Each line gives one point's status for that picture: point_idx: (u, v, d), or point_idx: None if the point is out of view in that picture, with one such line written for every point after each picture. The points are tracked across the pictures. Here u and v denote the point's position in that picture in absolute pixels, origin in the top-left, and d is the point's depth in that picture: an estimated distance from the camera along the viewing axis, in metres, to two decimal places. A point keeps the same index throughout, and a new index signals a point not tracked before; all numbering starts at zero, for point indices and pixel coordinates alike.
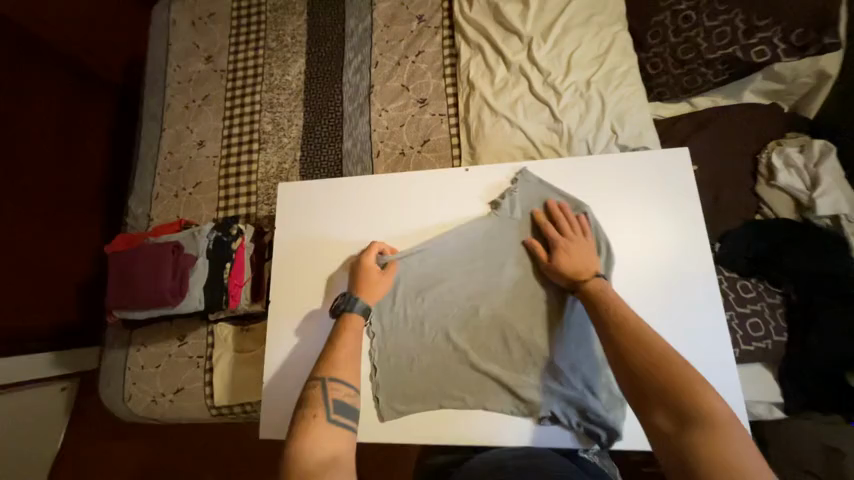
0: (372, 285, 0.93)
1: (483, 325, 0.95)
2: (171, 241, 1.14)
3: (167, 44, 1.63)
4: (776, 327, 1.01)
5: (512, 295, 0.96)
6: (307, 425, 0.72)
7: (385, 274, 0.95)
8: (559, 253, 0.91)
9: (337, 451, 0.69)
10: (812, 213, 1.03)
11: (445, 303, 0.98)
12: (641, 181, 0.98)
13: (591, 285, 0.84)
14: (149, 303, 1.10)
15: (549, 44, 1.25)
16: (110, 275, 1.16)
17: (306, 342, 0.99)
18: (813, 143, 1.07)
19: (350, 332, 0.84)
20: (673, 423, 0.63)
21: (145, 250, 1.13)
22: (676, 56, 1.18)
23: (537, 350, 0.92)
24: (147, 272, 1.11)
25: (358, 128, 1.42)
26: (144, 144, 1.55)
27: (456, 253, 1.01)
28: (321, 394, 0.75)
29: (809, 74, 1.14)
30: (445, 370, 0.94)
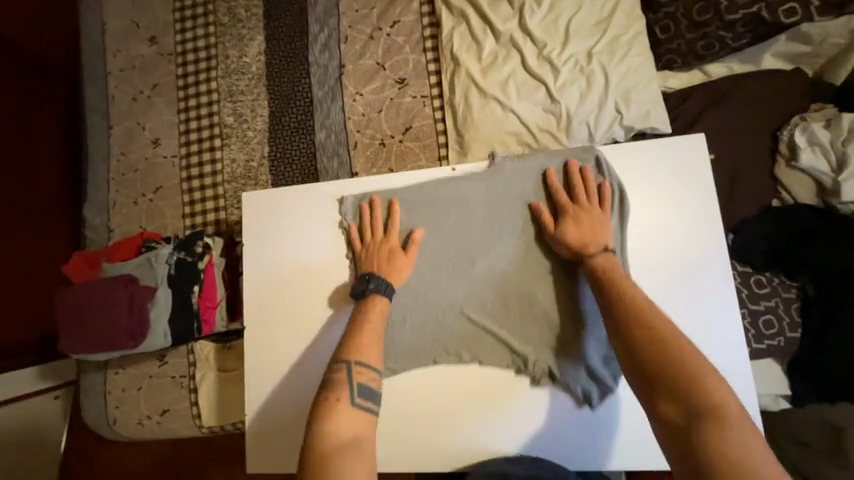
0: (399, 266, 0.86)
1: (480, 315, 0.87)
2: (123, 274, 1.02)
3: (102, 23, 1.40)
4: (790, 323, 0.95)
5: (507, 277, 0.86)
6: (329, 408, 0.70)
7: (407, 253, 0.87)
8: (569, 222, 0.81)
9: (361, 433, 0.68)
10: (836, 199, 0.93)
11: (433, 271, 0.88)
12: (653, 165, 0.87)
13: (599, 261, 0.77)
14: (110, 343, 1.01)
15: (544, 9, 1.07)
16: (63, 318, 1.05)
17: (287, 324, 0.93)
18: (842, 117, 0.94)
19: (376, 314, 0.81)
20: (682, 416, 0.60)
21: (96, 288, 1.02)
22: (690, 18, 1.02)
23: (537, 307, 0.84)
24: (101, 313, 1.00)
25: (331, 116, 1.26)
26: (92, 145, 1.38)
27: (447, 211, 0.90)
28: (346, 376, 0.73)
29: (841, 34, 1.00)
30: (438, 341, 0.86)
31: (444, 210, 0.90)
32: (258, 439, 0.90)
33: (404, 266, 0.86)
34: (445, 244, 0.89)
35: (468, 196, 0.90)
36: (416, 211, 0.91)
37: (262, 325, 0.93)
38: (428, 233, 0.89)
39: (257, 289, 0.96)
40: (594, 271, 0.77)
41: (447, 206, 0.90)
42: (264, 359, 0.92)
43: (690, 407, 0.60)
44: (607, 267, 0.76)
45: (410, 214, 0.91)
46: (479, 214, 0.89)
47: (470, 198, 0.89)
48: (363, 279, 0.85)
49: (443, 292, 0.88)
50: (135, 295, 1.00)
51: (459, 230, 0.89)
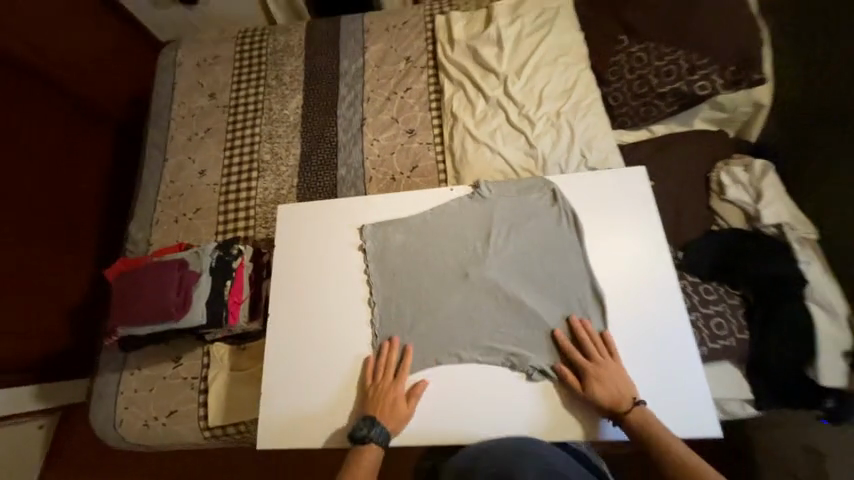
0: (398, 416, 0.95)
1: (473, 313, 1.04)
2: (177, 259, 1.23)
3: (173, 82, 1.76)
4: (738, 325, 1.10)
5: (497, 280, 1.06)
6: None
7: (408, 404, 0.97)
8: (594, 385, 0.92)
9: None
10: (759, 223, 1.16)
11: (436, 275, 1.09)
12: (606, 189, 1.11)
13: (635, 415, 0.89)
14: (155, 317, 1.17)
15: (523, 81, 1.41)
16: (118, 295, 1.23)
17: (313, 315, 1.10)
18: (755, 163, 1.23)
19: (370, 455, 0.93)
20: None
21: (152, 269, 1.21)
22: (632, 90, 1.35)
23: (520, 304, 1.03)
24: (154, 288, 1.19)
25: (352, 156, 1.53)
26: (146, 174, 1.63)
27: (442, 226, 1.13)
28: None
29: (747, 105, 1.31)
30: (436, 334, 1.04)
31: (442, 220, 1.14)
32: (275, 421, 1.02)
33: (404, 417, 0.95)
34: (442, 246, 1.11)
35: (459, 209, 1.15)
36: (419, 222, 1.15)
37: (288, 310, 1.12)
38: (429, 238, 1.13)
39: (287, 287, 1.15)
40: (633, 427, 0.89)
41: (442, 221, 1.14)
42: (289, 347, 1.08)
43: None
44: (643, 421, 0.88)
45: (413, 223, 1.15)
46: (470, 223, 1.12)
47: (461, 211, 1.14)
48: (363, 425, 0.94)
49: (441, 285, 1.08)
50: (184, 277, 1.20)
51: (454, 235, 1.12)
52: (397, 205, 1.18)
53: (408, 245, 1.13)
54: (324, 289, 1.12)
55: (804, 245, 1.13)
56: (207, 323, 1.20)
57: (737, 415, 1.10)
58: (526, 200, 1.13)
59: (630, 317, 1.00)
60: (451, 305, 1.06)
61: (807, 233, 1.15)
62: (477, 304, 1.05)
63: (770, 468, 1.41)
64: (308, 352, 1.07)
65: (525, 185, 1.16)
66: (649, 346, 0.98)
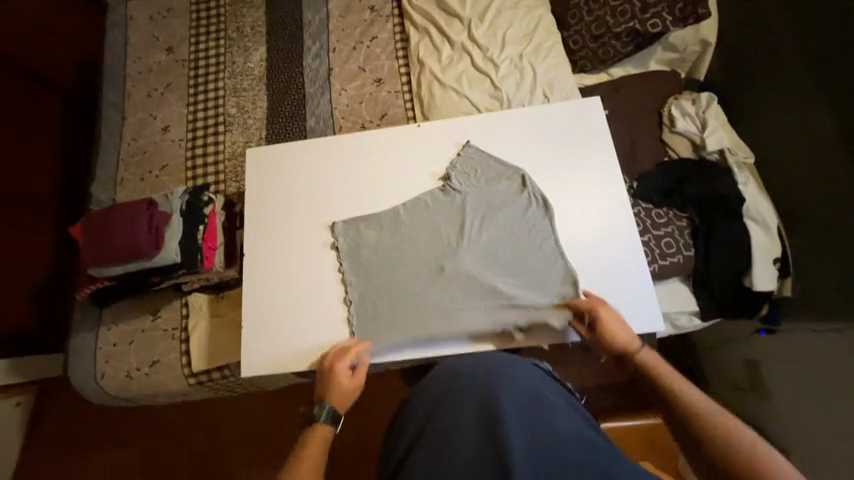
0: (343, 391, 0.97)
1: (451, 293, 1.05)
2: (146, 199, 1.24)
3: (126, 36, 1.68)
4: (685, 243, 1.21)
5: (471, 261, 1.06)
6: None
7: (354, 377, 0.99)
8: (609, 331, 0.97)
9: None
10: (704, 151, 1.27)
11: (410, 256, 1.09)
12: (564, 122, 1.17)
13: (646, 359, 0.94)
14: (130, 255, 1.18)
15: (486, 24, 1.43)
16: (86, 236, 1.23)
17: (290, 303, 1.10)
18: (701, 97, 1.33)
19: (314, 446, 0.88)
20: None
21: (121, 209, 1.22)
22: (591, 32, 1.39)
23: (500, 292, 1.03)
24: (123, 226, 1.19)
25: (320, 107, 1.52)
26: (105, 132, 1.58)
27: (415, 217, 1.12)
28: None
29: (695, 42, 1.40)
30: (414, 319, 1.03)
31: (414, 205, 1.13)
32: (259, 359, 1.06)
33: (347, 392, 0.97)
34: (413, 230, 1.11)
35: (430, 202, 1.13)
36: (391, 217, 1.12)
37: (261, 256, 1.14)
38: (403, 234, 1.11)
39: (262, 233, 1.16)
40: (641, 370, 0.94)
41: (414, 212, 1.12)
42: (266, 318, 1.09)
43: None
44: (653, 364, 0.93)
45: (386, 219, 1.12)
46: (441, 212, 1.11)
47: (431, 199, 1.13)
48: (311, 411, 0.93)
49: (417, 278, 1.07)
50: (154, 216, 1.22)
51: (426, 227, 1.11)
52: (368, 197, 1.16)
53: (381, 240, 1.11)
54: (298, 242, 1.14)
55: (742, 168, 1.23)
56: (182, 262, 1.23)
57: (685, 327, 1.23)
58: (497, 190, 1.12)
59: (595, 276, 1.05)
60: (427, 296, 1.05)
61: (744, 157, 1.28)
62: (453, 295, 1.04)
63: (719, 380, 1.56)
64: (284, 293, 1.11)
65: (494, 173, 1.14)
66: (607, 271, 1.05)
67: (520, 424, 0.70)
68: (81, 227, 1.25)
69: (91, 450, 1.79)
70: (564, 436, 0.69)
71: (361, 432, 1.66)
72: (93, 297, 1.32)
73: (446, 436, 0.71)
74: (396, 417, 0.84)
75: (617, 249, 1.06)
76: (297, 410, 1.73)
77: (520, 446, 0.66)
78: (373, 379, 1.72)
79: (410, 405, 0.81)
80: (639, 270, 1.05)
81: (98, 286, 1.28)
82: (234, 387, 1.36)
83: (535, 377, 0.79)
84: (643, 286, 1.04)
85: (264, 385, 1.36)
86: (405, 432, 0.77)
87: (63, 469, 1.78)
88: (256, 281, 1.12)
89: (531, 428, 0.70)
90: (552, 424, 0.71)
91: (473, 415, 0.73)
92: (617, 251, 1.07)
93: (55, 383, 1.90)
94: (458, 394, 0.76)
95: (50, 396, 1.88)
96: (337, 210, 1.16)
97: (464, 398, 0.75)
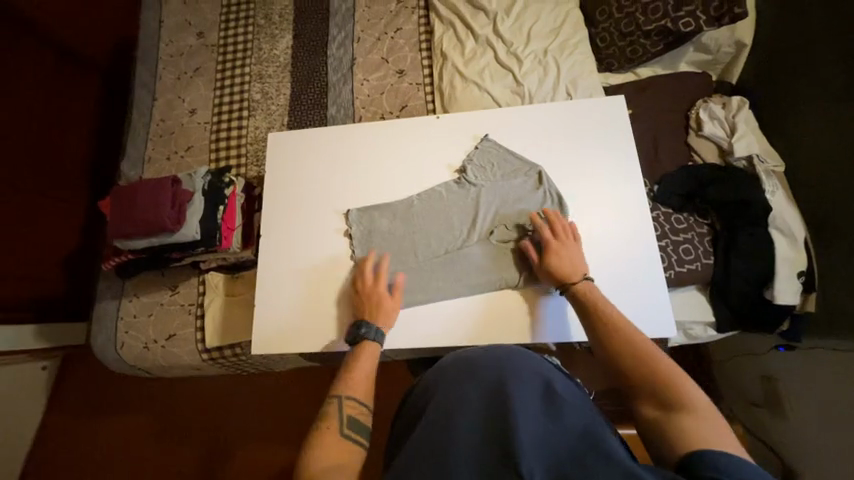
0: (386, 311, 0.99)
1: (458, 281, 1.06)
2: (168, 176, 1.28)
3: (160, 20, 1.73)
4: (704, 251, 1.18)
5: (482, 254, 1.07)
6: (319, 434, 0.78)
7: (393, 298, 1.01)
8: (548, 251, 0.97)
9: (342, 462, 0.74)
10: (731, 157, 1.23)
11: (421, 243, 1.10)
12: (587, 120, 1.15)
13: (580, 287, 0.91)
14: (153, 229, 1.22)
15: (512, 19, 1.42)
16: (113, 210, 1.28)
17: (302, 284, 1.12)
18: (732, 100, 1.28)
19: (367, 356, 0.91)
20: (656, 408, 0.71)
21: (146, 184, 1.27)
22: (620, 29, 1.36)
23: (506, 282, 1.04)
24: (148, 201, 1.23)
25: (342, 96, 1.53)
26: (136, 112, 1.64)
27: (428, 209, 1.12)
28: (337, 409, 0.81)
29: (730, 43, 1.36)
30: (421, 303, 1.06)
31: (427, 196, 1.13)
32: (270, 337, 1.09)
33: (390, 311, 0.99)
34: (426, 221, 1.11)
35: (444, 195, 1.13)
36: (403, 207, 1.13)
37: (276, 238, 1.17)
38: (416, 224, 1.11)
39: (277, 220, 1.19)
40: (575, 296, 0.91)
41: (428, 203, 1.13)
42: (279, 298, 1.12)
43: (663, 398, 0.70)
44: (586, 293, 0.90)
45: (399, 208, 1.13)
46: (457, 205, 1.12)
47: (446, 193, 1.13)
48: (360, 325, 0.96)
49: (425, 266, 1.08)
50: (177, 193, 1.26)
51: (440, 221, 1.11)
52: (384, 187, 1.17)
53: (393, 230, 1.12)
54: (314, 229, 1.16)
55: (771, 176, 1.18)
56: (200, 240, 1.27)
57: (698, 337, 1.21)
58: (512, 188, 1.11)
59: (606, 275, 1.03)
60: (434, 286, 1.06)
61: (774, 166, 1.23)
62: (460, 283, 1.05)
63: (731, 394, 1.52)
64: (295, 272, 1.14)
65: (510, 168, 1.13)
66: (622, 275, 1.03)
67: (526, 410, 0.69)
68: (111, 201, 1.30)
69: (109, 416, 1.88)
70: (571, 427, 0.68)
71: None
72: (117, 268, 1.37)
73: (449, 414, 0.72)
74: (409, 395, 0.86)
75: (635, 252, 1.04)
76: (303, 391, 1.78)
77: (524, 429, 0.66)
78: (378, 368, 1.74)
79: (421, 385, 0.84)
80: (654, 277, 1.03)
81: (122, 258, 1.33)
82: (244, 365, 1.40)
83: (544, 369, 0.78)
84: (658, 292, 1.02)
85: (273, 365, 1.39)
86: (415, 412, 0.80)
87: (82, 431, 1.88)
88: (271, 264, 1.15)
89: (537, 417, 0.69)
90: (559, 413, 0.69)
91: (478, 397, 0.73)
92: (631, 253, 1.05)
93: (79, 350, 1.99)
94: (464, 377, 0.77)
95: (74, 361, 1.98)
96: (354, 200, 1.17)
97: (468, 379, 0.76)
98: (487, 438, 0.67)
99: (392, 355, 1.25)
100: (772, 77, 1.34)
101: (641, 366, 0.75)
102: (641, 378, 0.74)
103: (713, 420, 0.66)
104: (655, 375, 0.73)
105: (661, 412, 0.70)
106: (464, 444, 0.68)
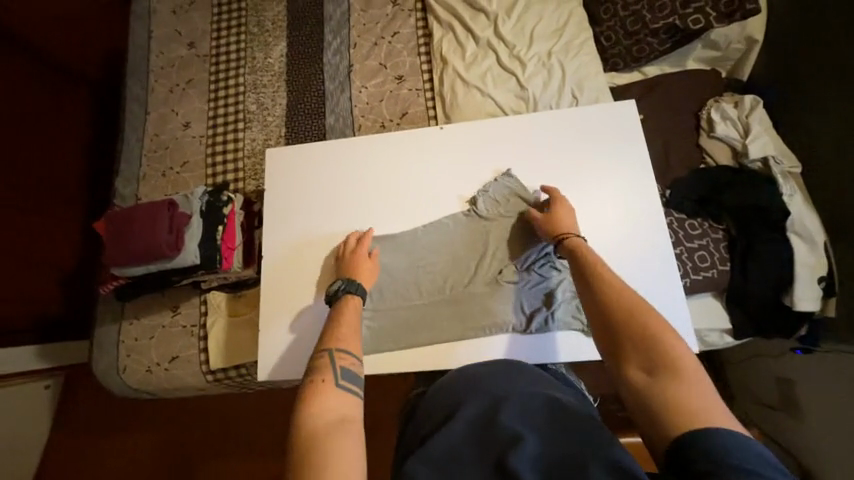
0: (365, 270, 1.01)
1: (463, 319, 1.03)
2: (166, 199, 1.25)
3: (149, 32, 1.68)
4: (720, 258, 1.15)
5: (487, 290, 1.04)
6: (314, 388, 0.73)
7: (371, 260, 1.03)
8: (556, 209, 0.99)
9: (345, 415, 0.70)
10: (746, 158, 1.19)
11: (427, 279, 1.08)
12: (596, 125, 1.11)
13: (571, 242, 0.90)
14: (152, 256, 1.20)
15: (514, 20, 1.37)
16: (108, 236, 1.24)
17: (307, 313, 1.08)
18: (744, 99, 1.24)
19: (352, 309, 0.90)
20: (645, 375, 0.66)
21: (143, 208, 1.24)
22: (625, 28, 1.32)
23: (515, 324, 1.01)
24: (146, 225, 1.20)
25: (340, 104, 1.49)
26: (129, 128, 1.59)
27: (435, 241, 1.09)
28: (329, 361, 0.77)
29: (740, 40, 1.31)
30: (428, 334, 1.03)
31: (432, 228, 1.10)
32: (274, 363, 1.06)
33: (370, 270, 1.02)
34: (437, 255, 1.08)
35: (453, 226, 1.09)
36: (410, 237, 1.09)
37: (281, 258, 1.13)
38: (421, 255, 1.08)
39: (280, 243, 1.15)
40: (568, 254, 0.89)
41: (436, 234, 1.09)
42: (282, 324, 1.09)
43: (654, 364, 0.65)
44: (577, 247, 0.89)
45: (405, 239, 1.09)
46: (471, 231, 1.08)
47: (454, 222, 1.09)
48: (342, 283, 0.95)
49: (431, 303, 1.06)
50: (174, 217, 1.22)
51: (447, 251, 1.08)
52: (389, 217, 1.12)
53: (399, 265, 1.08)
54: (318, 249, 1.12)
55: (788, 178, 1.15)
56: (200, 263, 1.24)
57: (716, 345, 1.17)
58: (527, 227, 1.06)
59: None
60: (440, 323, 1.03)
61: (790, 167, 1.19)
62: (468, 323, 1.02)
63: (745, 397, 1.50)
64: (299, 301, 1.09)
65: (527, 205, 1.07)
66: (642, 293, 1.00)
67: (531, 424, 0.68)
68: (105, 223, 1.26)
69: (114, 435, 1.85)
70: (576, 434, 0.65)
71: (374, 432, 1.66)
72: (115, 291, 1.34)
73: (451, 426, 0.72)
74: (412, 418, 0.84)
75: (653, 270, 1.00)
76: None
77: (525, 439, 0.65)
78: (385, 379, 1.71)
79: (424, 410, 0.81)
80: (677, 312, 0.98)
81: (120, 281, 1.30)
82: (250, 384, 1.37)
83: (549, 385, 0.78)
84: (678, 320, 0.98)
85: (279, 385, 1.36)
86: (426, 422, 0.78)
87: (88, 452, 1.85)
88: (275, 287, 1.11)
89: (542, 428, 0.67)
90: (565, 424, 0.67)
91: (482, 412, 0.73)
92: (651, 284, 1.00)
93: (80, 369, 1.96)
94: (472, 393, 0.77)
95: (77, 381, 1.95)
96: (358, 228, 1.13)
97: (476, 395, 0.77)
98: (488, 452, 0.66)
99: None
100: (785, 73, 1.30)
101: (629, 326, 0.71)
102: (633, 344, 0.69)
103: (700, 382, 0.62)
104: (646, 336, 0.68)
105: (650, 377, 0.65)
106: (467, 461, 0.66)
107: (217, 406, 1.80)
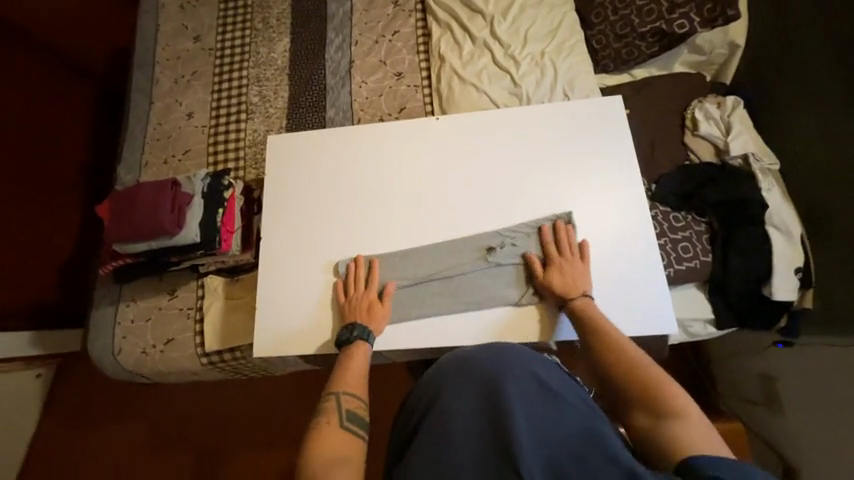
0: (374, 315, 1.04)
1: (456, 295, 1.07)
2: (169, 179, 1.29)
3: (156, 25, 1.72)
4: (702, 249, 1.19)
5: (482, 267, 1.07)
6: (319, 431, 0.82)
7: (383, 303, 1.06)
8: (564, 266, 1.01)
9: (346, 452, 0.78)
10: (727, 155, 1.25)
11: (420, 255, 1.10)
12: (586, 121, 1.16)
13: (579, 303, 0.97)
14: (153, 233, 1.23)
15: (509, 21, 1.43)
16: (112, 216, 1.28)
17: (303, 288, 1.12)
18: (726, 100, 1.31)
19: (359, 357, 0.97)
20: (649, 418, 0.76)
21: (146, 188, 1.27)
22: (615, 32, 1.38)
23: (504, 297, 1.05)
24: (148, 205, 1.24)
25: (340, 98, 1.54)
26: (133, 117, 1.63)
27: (429, 227, 1.13)
28: (337, 404, 0.87)
29: (723, 45, 1.38)
30: (421, 309, 1.07)
31: (426, 214, 1.14)
32: (269, 341, 1.09)
33: (381, 316, 1.04)
34: (430, 240, 1.12)
35: (447, 212, 1.13)
36: (406, 222, 1.14)
37: (279, 243, 1.16)
38: (416, 240, 1.12)
39: (282, 230, 1.17)
40: (570, 313, 0.97)
41: (431, 221, 1.13)
42: (280, 301, 1.11)
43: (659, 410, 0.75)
44: (581, 308, 0.96)
45: (400, 225, 1.14)
46: (465, 218, 1.12)
47: (448, 209, 1.13)
48: (349, 330, 1.01)
49: (425, 279, 1.08)
50: (176, 196, 1.26)
51: (439, 235, 1.12)
52: (386, 203, 1.16)
53: (394, 249, 1.12)
54: (317, 231, 1.16)
55: (767, 174, 1.21)
56: (201, 242, 1.28)
57: (699, 334, 1.21)
58: (523, 211, 1.11)
59: (611, 277, 1.03)
60: (433, 300, 1.07)
61: (770, 164, 1.25)
62: (460, 299, 1.06)
63: (729, 392, 1.53)
64: (298, 280, 1.12)
65: (519, 193, 1.12)
66: (626, 275, 1.04)
67: (524, 409, 0.67)
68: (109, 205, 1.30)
69: (106, 423, 1.85)
70: (574, 424, 0.66)
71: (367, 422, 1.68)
72: (114, 273, 1.36)
73: (443, 414, 0.70)
74: (405, 402, 0.83)
75: (636, 249, 1.05)
76: (303, 396, 1.76)
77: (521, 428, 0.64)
78: (378, 369, 1.74)
79: (418, 394, 0.79)
80: (659, 292, 1.03)
81: (121, 264, 1.33)
82: (244, 369, 1.39)
83: (546, 369, 0.77)
84: (660, 301, 1.02)
85: (272, 369, 1.38)
86: (412, 418, 0.76)
87: (78, 439, 1.85)
88: (274, 269, 1.14)
89: (535, 413, 0.67)
90: (560, 413, 0.68)
91: (472, 398, 0.71)
92: (636, 269, 1.04)
93: (75, 357, 1.95)
94: (466, 375, 0.75)
95: (70, 368, 1.95)
96: (357, 209, 1.17)
97: (462, 378, 0.75)
98: (487, 438, 0.65)
99: (392, 357, 1.24)
100: (767, 80, 1.36)
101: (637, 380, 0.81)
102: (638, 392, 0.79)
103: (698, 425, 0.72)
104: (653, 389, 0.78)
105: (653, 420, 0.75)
106: (462, 449, 0.65)
107: (211, 394, 1.81)
